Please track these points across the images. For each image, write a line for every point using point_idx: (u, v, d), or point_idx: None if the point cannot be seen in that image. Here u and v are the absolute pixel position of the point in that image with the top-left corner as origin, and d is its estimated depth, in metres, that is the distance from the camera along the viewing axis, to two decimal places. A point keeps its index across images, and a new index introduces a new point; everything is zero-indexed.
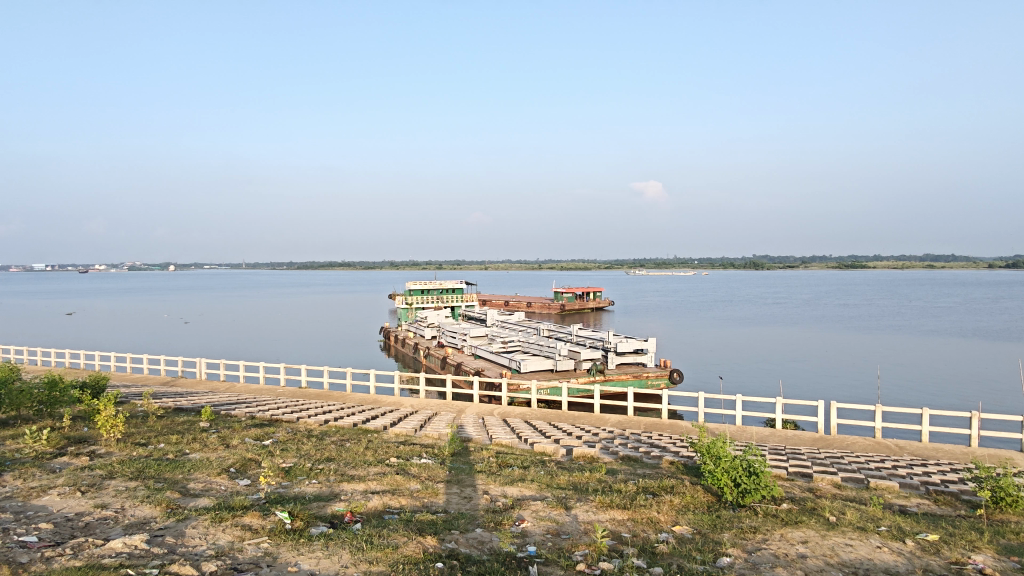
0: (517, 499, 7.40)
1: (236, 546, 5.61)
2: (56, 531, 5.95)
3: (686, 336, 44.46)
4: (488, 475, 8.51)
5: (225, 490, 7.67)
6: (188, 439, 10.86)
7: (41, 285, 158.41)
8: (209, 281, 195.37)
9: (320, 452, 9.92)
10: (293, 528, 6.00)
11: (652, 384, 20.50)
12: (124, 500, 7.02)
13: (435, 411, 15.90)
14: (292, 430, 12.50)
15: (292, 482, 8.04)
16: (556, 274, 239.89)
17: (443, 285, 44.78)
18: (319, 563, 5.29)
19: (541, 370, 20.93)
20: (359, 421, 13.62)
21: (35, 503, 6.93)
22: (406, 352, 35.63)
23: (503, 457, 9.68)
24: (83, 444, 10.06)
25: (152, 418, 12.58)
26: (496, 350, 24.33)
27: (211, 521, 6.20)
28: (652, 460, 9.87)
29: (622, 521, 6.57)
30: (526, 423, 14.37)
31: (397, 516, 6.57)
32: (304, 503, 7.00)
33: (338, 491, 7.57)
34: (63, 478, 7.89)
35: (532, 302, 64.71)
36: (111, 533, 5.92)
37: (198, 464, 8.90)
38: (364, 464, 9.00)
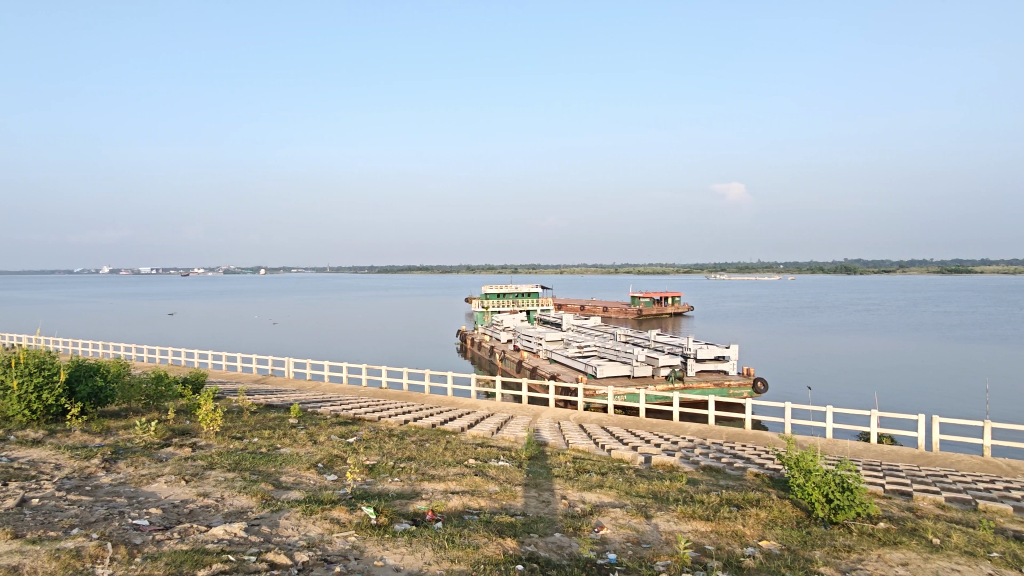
0: (596, 505, 7.34)
1: (326, 538, 5.86)
2: (165, 516, 6.40)
3: (772, 343, 42.76)
4: (566, 480, 8.49)
5: (314, 484, 8.02)
6: (278, 434, 11.42)
7: (148, 286, 171.18)
8: (297, 284, 205.29)
9: (401, 451, 10.21)
10: (378, 524, 6.20)
11: (734, 393, 19.83)
12: (223, 490, 7.47)
13: (512, 414, 16.06)
14: (374, 429, 12.92)
15: (375, 479, 8.30)
16: (632, 278, 236.26)
17: (519, 289, 45.04)
18: (404, 558, 5.44)
19: (617, 376, 20.64)
20: (438, 422, 13.92)
21: (146, 489, 7.50)
22: (483, 355, 36.09)
23: (580, 463, 9.63)
24: (186, 436, 10.79)
25: (246, 413, 13.34)
26: (572, 354, 24.21)
27: (303, 513, 6.50)
28: (736, 471, 9.55)
29: (705, 533, 6.41)
30: (603, 429, 14.23)
31: (477, 517, 6.66)
32: (387, 500, 7.21)
33: (420, 490, 7.76)
34: (169, 467, 8.49)
35: (609, 306, 64.01)
36: (213, 520, 6.31)
37: (289, 458, 9.36)
38: (444, 465, 9.18)
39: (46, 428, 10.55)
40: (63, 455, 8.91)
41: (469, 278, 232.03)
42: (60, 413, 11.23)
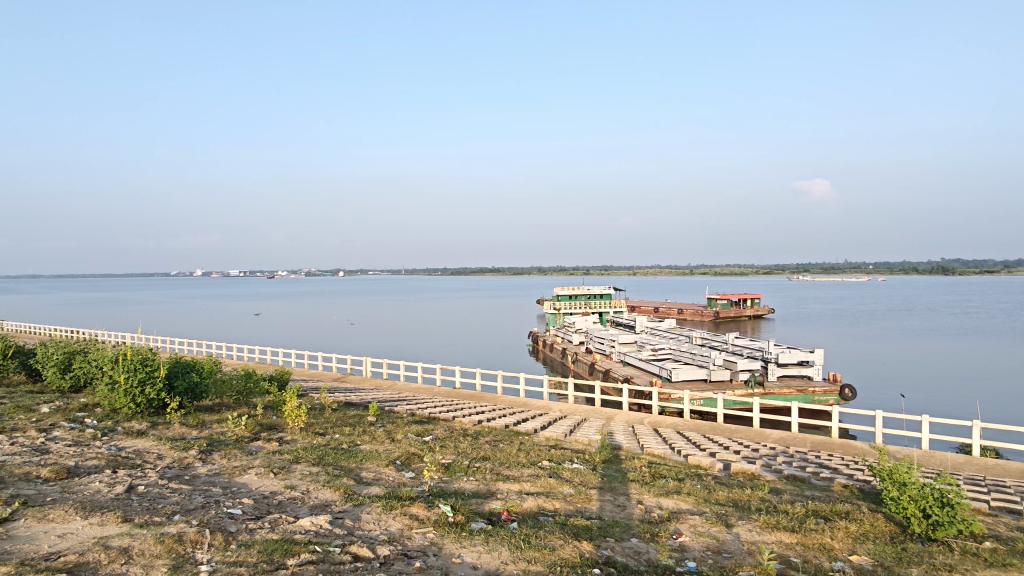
0: (674, 512, 7.21)
1: (405, 533, 6.02)
2: (256, 506, 6.76)
3: (860, 348, 40.55)
4: (642, 485, 8.37)
5: (393, 480, 8.26)
6: (358, 432, 11.80)
7: (236, 287, 180.88)
8: (373, 286, 211.58)
9: (476, 450, 10.35)
10: (456, 521, 6.32)
11: (819, 400, 18.92)
12: (309, 483, 7.81)
13: (585, 417, 15.96)
14: (448, 428, 13.16)
15: (451, 478, 8.45)
16: (709, 279, 229.81)
17: (591, 290, 44.71)
18: (481, 557, 5.51)
19: (694, 380, 20.12)
20: (511, 423, 14.02)
21: (239, 480, 7.94)
22: (554, 357, 36.04)
23: (656, 468, 9.47)
24: (273, 431, 11.31)
25: (328, 411, 13.88)
26: (646, 357, 23.82)
27: (383, 508, 6.71)
28: (822, 482, 9.13)
29: (790, 544, 6.16)
30: (679, 435, 13.91)
31: (552, 519, 6.66)
32: (463, 499, 7.33)
33: (495, 490, 7.84)
34: (259, 460, 8.95)
35: (684, 309, 62.45)
36: (300, 511, 6.61)
37: (369, 455, 9.67)
38: (518, 465, 9.24)
39: (149, 420, 11.34)
40: (164, 446, 9.55)
41: (541, 279, 232.16)
42: (160, 406, 12.03)
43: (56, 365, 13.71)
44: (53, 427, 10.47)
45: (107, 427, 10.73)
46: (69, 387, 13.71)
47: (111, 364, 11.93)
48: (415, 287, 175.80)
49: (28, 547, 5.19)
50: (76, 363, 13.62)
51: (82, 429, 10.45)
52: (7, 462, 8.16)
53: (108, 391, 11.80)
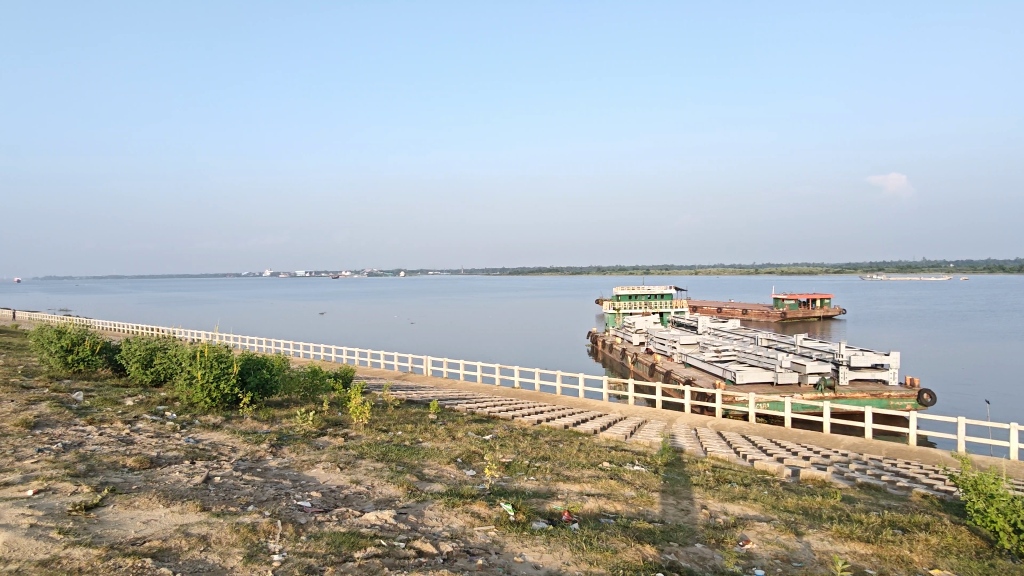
0: (740, 517, 7.02)
1: (468, 530, 6.09)
2: (324, 499, 6.97)
3: (939, 350, 38.50)
4: (706, 489, 8.17)
5: (455, 478, 8.36)
6: (420, 429, 12.00)
7: (302, 287, 187.22)
8: (432, 285, 214.60)
9: (536, 450, 10.35)
10: (517, 520, 6.34)
11: (895, 405, 18.04)
12: (373, 478, 8.00)
13: (646, 419, 15.73)
14: (508, 427, 13.22)
15: (512, 477, 8.47)
16: (775, 278, 222.55)
17: (652, 290, 44.01)
18: (542, 557, 5.51)
19: (760, 383, 19.52)
20: (570, 423, 13.95)
21: (307, 473, 8.22)
22: (614, 357, 35.68)
23: (721, 472, 9.23)
24: (339, 427, 11.63)
25: (390, 408, 14.18)
26: (709, 358, 23.28)
27: (445, 505, 6.80)
28: (899, 491, 8.70)
29: (865, 556, 5.90)
30: (744, 439, 13.52)
31: (614, 521, 6.60)
32: (524, 498, 7.34)
33: (555, 490, 7.84)
34: (326, 455, 9.23)
35: (749, 309, 60.71)
36: (365, 506, 6.79)
37: (431, 452, 9.81)
38: (579, 466, 9.18)
39: (224, 414, 11.87)
40: (237, 439, 9.98)
41: (600, 279, 230.17)
42: (233, 401, 12.58)
43: (138, 361, 14.53)
44: (138, 419, 11.11)
45: (185, 420, 11.29)
46: (150, 381, 14.51)
47: (189, 360, 12.57)
48: (474, 288, 177.23)
49: (117, 531, 5.53)
50: (157, 359, 14.40)
51: (163, 421, 11.05)
52: (96, 451, 8.71)
53: (186, 386, 12.42)
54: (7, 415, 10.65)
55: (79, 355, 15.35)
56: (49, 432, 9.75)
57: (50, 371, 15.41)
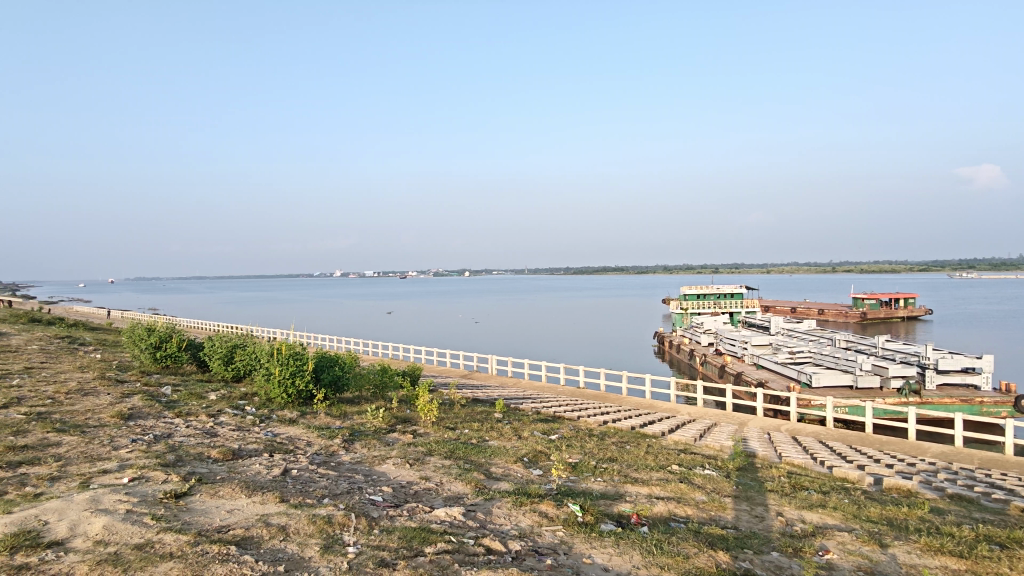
0: (819, 526, 6.74)
1: (536, 530, 6.10)
2: (395, 494, 7.14)
3: None
4: (781, 496, 7.88)
5: (522, 477, 8.39)
6: (486, 427, 12.12)
7: (371, 287, 192.49)
8: (496, 285, 215.94)
9: (603, 451, 10.26)
10: (585, 521, 6.30)
11: (989, 412, 16.79)
12: (442, 475, 8.13)
13: (716, 422, 15.34)
14: (574, 427, 13.16)
15: (579, 478, 8.42)
16: (853, 277, 212.57)
17: (722, 290, 42.85)
18: (612, 559, 5.46)
19: (838, 386, 18.70)
20: (637, 424, 13.77)
21: (379, 468, 8.44)
22: (682, 359, 34.94)
23: (797, 479, 8.87)
24: (408, 424, 11.89)
25: (457, 406, 14.38)
26: (782, 360, 22.44)
27: (513, 504, 6.82)
28: (994, 504, 8.13)
29: (958, 572, 5.54)
30: (821, 444, 12.96)
31: (685, 525, 6.45)
32: (592, 499, 7.29)
33: (623, 492, 7.74)
34: (396, 451, 9.45)
35: (825, 309, 58.27)
36: (435, 502, 6.91)
37: (498, 451, 9.88)
38: (647, 468, 9.05)
39: (299, 409, 12.33)
40: (312, 434, 10.35)
41: (667, 279, 226.02)
42: (308, 397, 13.05)
43: (220, 358, 15.27)
44: (220, 413, 11.70)
45: (264, 414, 11.79)
46: (231, 377, 15.24)
47: (267, 357, 13.14)
48: (539, 288, 177.20)
49: (203, 519, 5.84)
50: (237, 356, 15.11)
51: (244, 415, 11.59)
52: (184, 443, 9.22)
53: (265, 381, 12.99)
54: (104, 407, 11.42)
55: (167, 351, 16.27)
56: (141, 424, 10.40)
57: (142, 366, 16.41)
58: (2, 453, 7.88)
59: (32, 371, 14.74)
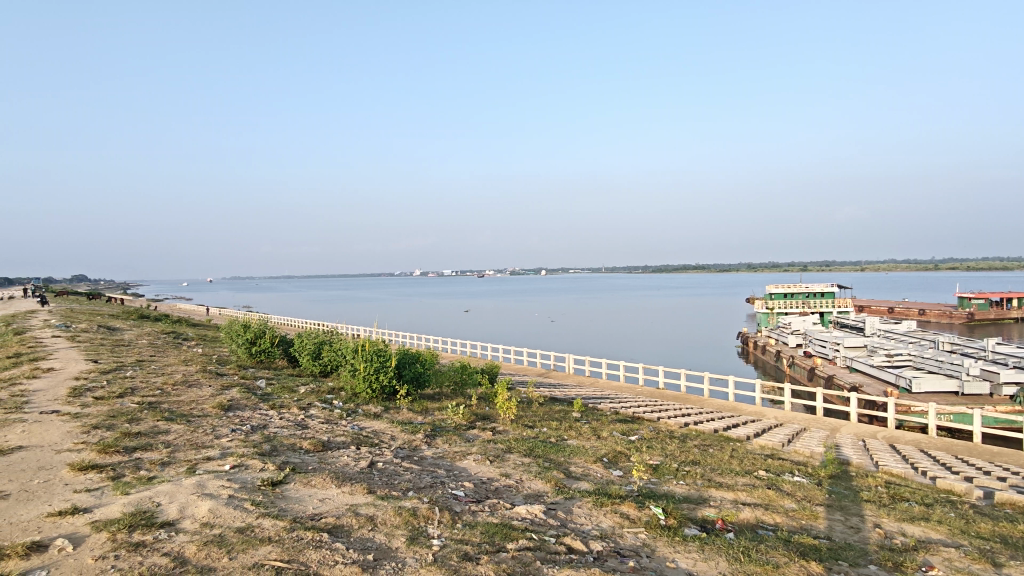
0: (922, 540, 6.33)
1: (617, 531, 6.05)
2: (477, 490, 7.27)
3: None
4: (879, 506, 7.45)
5: (601, 477, 8.33)
6: (565, 426, 12.10)
7: (449, 287, 195.98)
8: (573, 284, 214.93)
9: (684, 454, 10.03)
10: (668, 525, 6.19)
11: None
12: (522, 473, 8.20)
13: (806, 426, 14.68)
14: (653, 428, 12.94)
15: (661, 480, 8.28)
16: (958, 275, 197.64)
17: (811, 289, 40.89)
18: (697, 564, 5.34)
19: (941, 393, 17.47)
20: (720, 427, 13.36)
21: (460, 464, 8.60)
22: (767, 360, 33.61)
23: (896, 489, 8.35)
24: (487, 421, 12.03)
25: (535, 405, 14.45)
26: (878, 363, 21.18)
27: (594, 504, 6.79)
28: None
29: None
30: (923, 454, 12.13)
31: (773, 534, 6.22)
32: (674, 502, 7.15)
33: (707, 496, 7.54)
34: (476, 447, 9.60)
35: (927, 309, 54.52)
36: (515, 499, 6.97)
37: (577, 450, 9.86)
38: (732, 473, 8.77)
39: (383, 404, 12.76)
40: (395, 428, 10.67)
41: (751, 278, 217.96)
42: (391, 392, 13.47)
43: (309, 353, 16.01)
44: (310, 406, 12.27)
45: (350, 408, 12.28)
46: (319, 372, 15.93)
47: (353, 353, 13.67)
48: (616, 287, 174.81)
49: (298, 507, 6.14)
50: (325, 351, 15.79)
51: (331, 409, 12.08)
52: (279, 434, 9.72)
53: (351, 377, 13.52)
54: (206, 398, 12.22)
55: (262, 346, 17.22)
56: (240, 415, 11.06)
57: (238, 360, 17.42)
58: (120, 439, 8.59)
59: (143, 364, 15.95)
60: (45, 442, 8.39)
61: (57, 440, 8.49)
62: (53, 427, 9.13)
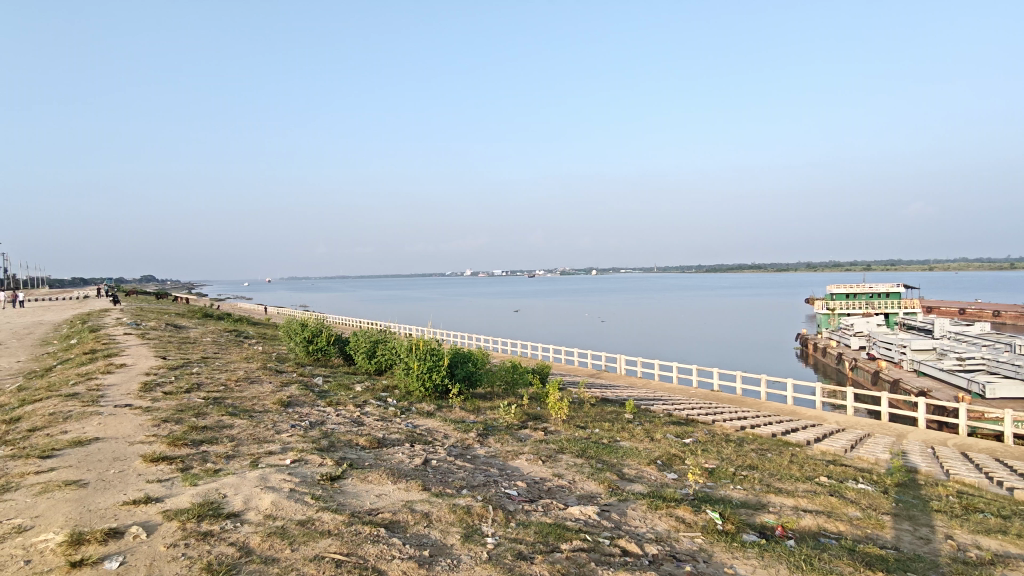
0: (999, 554, 6.01)
1: (673, 535, 5.95)
2: (530, 489, 7.28)
3: None
4: (951, 517, 7.10)
5: (656, 480, 8.22)
6: (617, 428, 11.99)
7: (498, 287, 196.66)
8: (624, 283, 212.60)
9: (742, 458, 9.80)
10: (725, 530, 6.06)
11: None
12: (574, 473, 8.16)
13: (870, 432, 14.10)
14: (709, 431, 12.68)
15: (717, 484, 8.11)
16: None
17: (875, 289, 39.27)
18: (756, 571, 5.21)
19: (1018, 400, 16.51)
20: (779, 431, 12.98)
21: (512, 463, 8.63)
22: (828, 363, 32.45)
23: (969, 499, 7.95)
24: (539, 421, 12.01)
25: (587, 405, 14.37)
26: (948, 367, 20.18)
27: (648, 507, 6.71)
28: None
29: None
30: (998, 463, 11.50)
31: (837, 542, 6.01)
32: (731, 507, 6.99)
33: (766, 502, 7.35)
34: (529, 447, 9.62)
35: (1002, 311, 51.62)
36: (569, 500, 6.96)
37: (630, 452, 9.75)
38: (792, 479, 8.52)
39: (436, 402, 12.91)
40: (448, 427, 10.78)
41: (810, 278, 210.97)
42: (444, 391, 13.62)
43: (365, 352, 16.35)
44: (366, 404, 12.54)
45: (404, 406, 12.48)
46: (374, 370, 16.25)
47: (407, 352, 13.88)
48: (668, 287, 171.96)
49: (355, 501, 6.29)
50: (380, 350, 16.09)
51: (386, 407, 12.30)
52: (335, 430, 9.96)
53: (405, 375, 13.73)
54: (267, 394, 12.63)
55: (319, 345, 17.69)
56: (299, 411, 11.40)
57: (297, 358, 17.94)
58: (188, 432, 8.98)
59: (208, 361, 16.60)
60: (120, 434, 8.84)
61: (131, 433, 8.93)
62: (127, 420, 9.61)
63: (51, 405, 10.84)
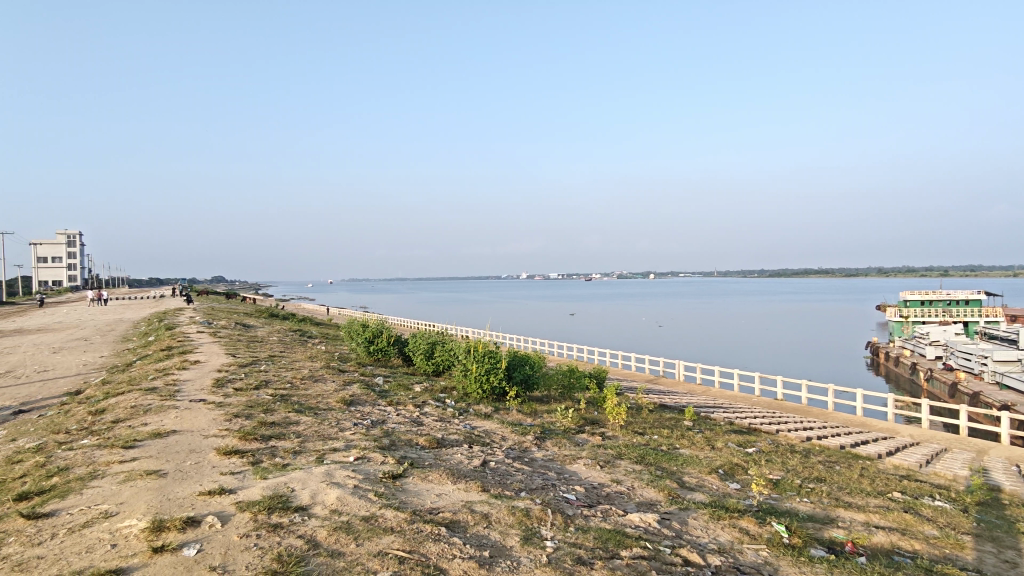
0: None
1: (736, 546, 5.82)
2: (588, 495, 7.24)
3: None
4: None
5: (718, 490, 8.03)
6: (676, 435, 11.80)
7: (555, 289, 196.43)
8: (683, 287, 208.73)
9: (808, 470, 9.46)
10: (791, 544, 5.88)
11: None
12: (634, 480, 8.07)
13: (948, 447, 13.38)
14: (772, 441, 12.32)
15: (783, 496, 7.87)
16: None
17: (953, 295, 37.27)
18: None
19: None
20: (848, 443, 12.46)
21: (570, 468, 8.62)
22: (901, 372, 30.97)
23: None
24: (597, 426, 11.94)
25: (645, 411, 14.19)
26: None
27: (710, 517, 6.57)
28: None
29: None
30: None
31: (912, 561, 5.74)
32: (798, 520, 6.78)
33: (835, 516, 7.08)
34: (586, 452, 9.58)
35: None
36: (628, 506, 6.89)
37: (691, 460, 9.57)
38: (862, 493, 8.17)
39: (493, 404, 13.03)
40: (506, 429, 10.85)
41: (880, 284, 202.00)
42: (501, 393, 13.72)
43: (423, 353, 16.64)
44: (424, 404, 12.76)
45: (462, 407, 12.65)
46: (432, 371, 16.52)
47: (465, 354, 14.06)
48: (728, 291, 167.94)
49: (417, 500, 6.41)
50: (438, 352, 16.34)
51: (444, 408, 12.49)
52: (396, 429, 10.17)
53: (463, 377, 13.90)
54: (331, 393, 13.02)
55: (379, 345, 18.11)
56: (361, 410, 11.71)
57: (358, 358, 18.42)
58: (257, 427, 9.35)
59: (275, 359, 17.23)
60: (195, 427, 9.31)
61: (205, 426, 9.38)
62: (201, 414, 10.10)
63: (133, 398, 11.51)
